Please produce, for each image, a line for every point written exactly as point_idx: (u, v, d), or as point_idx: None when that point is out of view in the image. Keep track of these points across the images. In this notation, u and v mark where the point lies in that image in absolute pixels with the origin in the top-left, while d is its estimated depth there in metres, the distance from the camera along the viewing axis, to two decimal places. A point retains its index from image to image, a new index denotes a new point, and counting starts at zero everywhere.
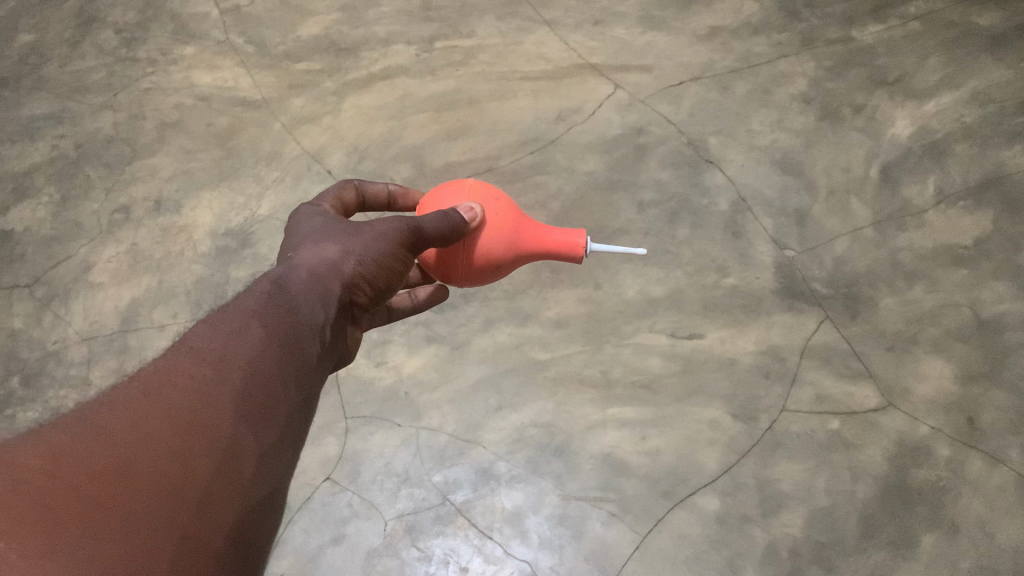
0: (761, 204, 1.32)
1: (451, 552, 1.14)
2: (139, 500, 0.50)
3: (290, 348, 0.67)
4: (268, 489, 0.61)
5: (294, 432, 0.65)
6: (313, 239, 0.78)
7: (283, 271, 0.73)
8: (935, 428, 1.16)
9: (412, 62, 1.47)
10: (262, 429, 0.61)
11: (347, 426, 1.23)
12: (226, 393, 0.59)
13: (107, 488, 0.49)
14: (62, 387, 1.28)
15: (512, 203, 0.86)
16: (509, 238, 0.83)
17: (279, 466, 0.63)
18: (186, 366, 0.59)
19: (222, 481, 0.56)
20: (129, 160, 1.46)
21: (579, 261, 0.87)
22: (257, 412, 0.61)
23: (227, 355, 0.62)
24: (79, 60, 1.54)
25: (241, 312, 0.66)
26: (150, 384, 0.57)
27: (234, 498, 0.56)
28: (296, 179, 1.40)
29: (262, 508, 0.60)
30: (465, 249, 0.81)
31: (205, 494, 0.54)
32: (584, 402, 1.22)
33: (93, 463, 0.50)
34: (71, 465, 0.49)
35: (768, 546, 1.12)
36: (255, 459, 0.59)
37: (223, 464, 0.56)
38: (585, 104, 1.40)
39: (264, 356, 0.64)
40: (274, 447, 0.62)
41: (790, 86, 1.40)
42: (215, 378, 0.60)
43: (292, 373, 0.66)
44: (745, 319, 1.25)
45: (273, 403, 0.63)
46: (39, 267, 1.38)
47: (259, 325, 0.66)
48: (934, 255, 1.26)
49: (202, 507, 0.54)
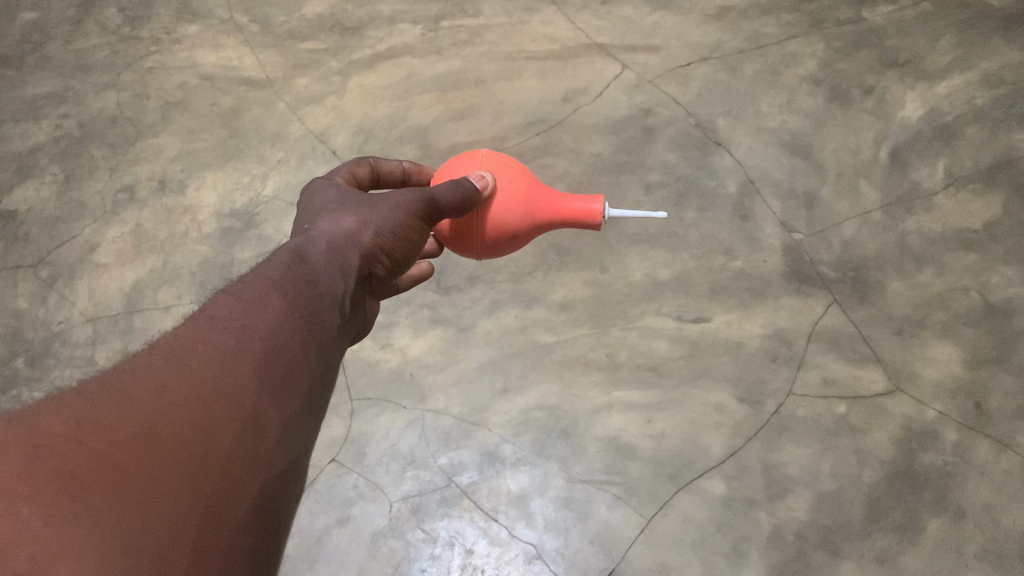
0: (770, 186, 1.31)
1: (457, 534, 1.14)
2: (162, 466, 0.50)
3: (310, 318, 0.66)
4: (289, 459, 0.60)
5: (313, 403, 0.65)
6: (330, 211, 0.77)
7: (301, 242, 0.72)
8: (943, 413, 1.15)
9: (417, 42, 1.45)
10: (284, 399, 0.61)
11: (352, 408, 1.23)
12: (248, 361, 0.59)
13: (132, 455, 0.49)
14: (66, 367, 1.27)
15: (526, 171, 0.85)
16: (523, 208, 0.81)
17: (300, 436, 0.63)
18: (207, 335, 0.59)
19: (245, 450, 0.55)
20: (132, 139, 1.45)
21: (598, 227, 0.85)
22: (278, 381, 0.60)
23: (248, 324, 0.61)
24: (82, 38, 1.53)
25: (261, 283, 0.66)
26: (173, 351, 0.57)
27: (257, 467, 0.56)
28: (300, 161, 1.39)
29: (285, 478, 0.60)
30: (478, 218, 0.80)
31: (226, 462, 0.54)
32: (589, 384, 1.21)
33: (115, 430, 0.49)
34: (93, 431, 0.49)
35: (773, 530, 1.12)
36: (277, 428, 0.59)
37: (245, 433, 0.56)
38: (591, 85, 1.39)
39: (285, 326, 0.63)
40: (295, 417, 0.61)
41: (799, 68, 1.39)
42: (236, 347, 0.59)
43: (312, 344, 0.65)
44: (752, 303, 1.24)
45: (294, 372, 0.62)
46: (43, 248, 1.37)
47: (280, 295, 0.65)
48: (943, 238, 1.25)
49: (224, 475, 0.53)
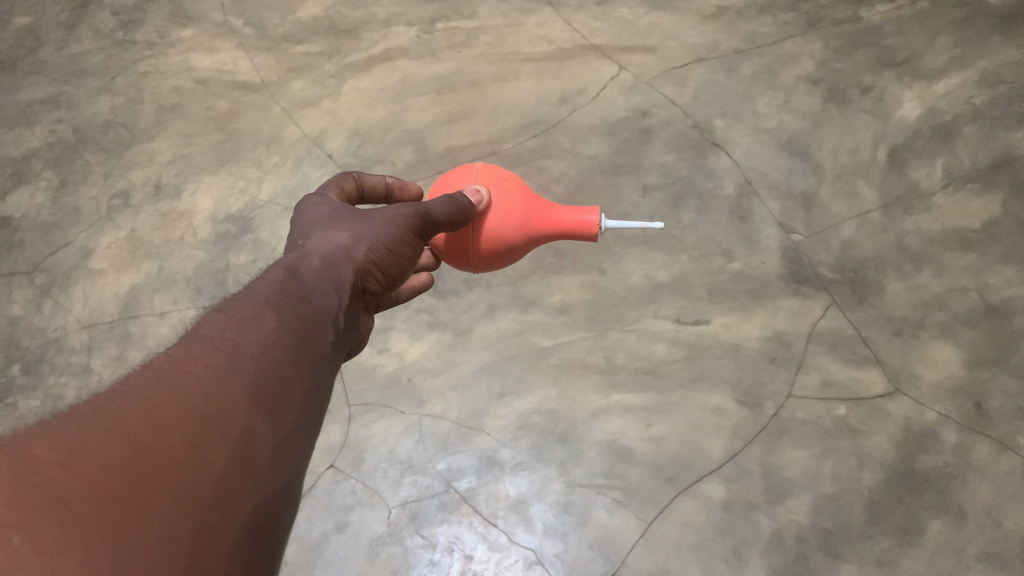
0: (767, 187, 1.31)
1: (456, 540, 1.14)
2: (153, 490, 0.49)
3: (303, 336, 0.66)
4: (284, 479, 0.60)
5: (308, 422, 0.64)
6: (323, 226, 0.77)
7: (293, 259, 0.72)
8: (943, 414, 1.15)
9: (412, 44, 1.45)
10: (277, 419, 0.60)
11: (350, 414, 1.22)
12: (240, 382, 0.58)
13: (123, 480, 0.48)
14: (62, 374, 1.27)
15: (521, 184, 0.84)
16: (519, 220, 0.81)
17: (295, 456, 0.62)
18: (198, 356, 0.58)
19: (238, 471, 0.55)
20: (126, 144, 1.44)
21: (594, 238, 0.85)
22: (270, 401, 0.60)
23: (240, 343, 0.61)
24: (76, 43, 1.52)
25: (253, 301, 0.65)
26: (164, 374, 0.56)
27: (251, 488, 0.55)
28: (296, 164, 1.38)
29: (281, 498, 0.59)
30: (473, 233, 0.80)
31: (220, 484, 0.53)
32: (588, 388, 1.21)
33: (106, 454, 0.49)
34: (83, 456, 0.48)
35: (774, 533, 1.11)
36: (271, 448, 0.58)
37: (238, 454, 0.55)
38: (588, 87, 1.39)
39: (277, 345, 0.63)
40: (289, 436, 0.61)
41: (796, 68, 1.38)
42: (228, 367, 0.59)
43: (305, 362, 0.65)
44: (751, 304, 1.24)
45: (287, 391, 0.62)
46: (38, 254, 1.36)
47: (272, 313, 0.65)
48: (942, 239, 1.24)
49: (217, 498, 0.52)
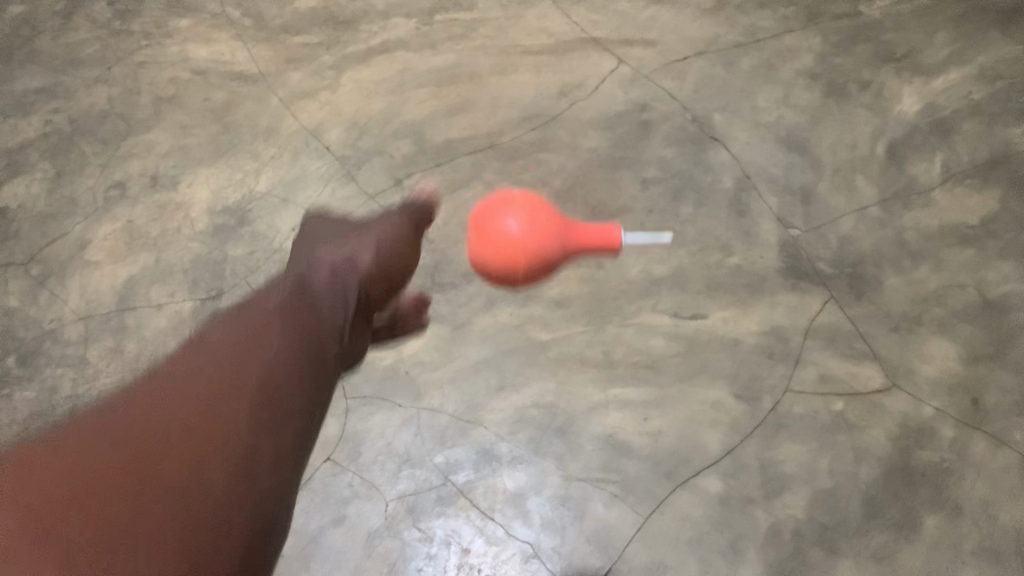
0: (766, 182, 1.31)
1: (453, 533, 1.14)
2: (75, 520, 0.57)
3: (235, 364, 0.71)
4: (231, 485, 0.64)
5: (257, 429, 0.68)
6: (318, 250, 0.91)
7: (288, 280, 0.86)
8: (940, 409, 1.15)
9: (411, 35, 1.43)
10: (206, 436, 0.65)
11: (347, 406, 1.22)
12: (162, 416, 0.64)
13: (64, 499, 0.58)
14: (59, 366, 1.28)
15: (549, 205, 0.90)
16: (558, 239, 0.87)
17: (247, 460, 0.66)
18: (146, 389, 0.67)
19: (163, 490, 0.60)
20: (124, 135, 1.43)
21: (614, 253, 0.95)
22: (196, 422, 0.65)
23: (176, 383, 0.67)
24: (71, 32, 1.49)
25: (198, 341, 0.73)
26: (143, 388, 0.68)
27: (177, 499, 0.60)
28: (294, 157, 1.38)
29: (233, 501, 0.64)
30: (522, 250, 0.85)
31: (138, 507, 0.59)
32: (586, 382, 1.21)
33: (81, 462, 0.60)
34: (76, 450, 0.62)
35: (770, 527, 1.11)
36: (201, 460, 0.63)
37: (160, 478, 0.61)
38: (587, 80, 1.38)
39: (199, 378, 0.68)
40: (228, 445, 0.65)
41: (797, 62, 1.37)
42: (157, 403, 0.65)
43: (237, 383, 0.69)
44: (748, 300, 1.23)
45: (216, 411, 0.66)
46: (34, 245, 1.36)
47: (210, 355, 0.71)
48: (940, 235, 1.25)
49: (140, 518, 0.58)
